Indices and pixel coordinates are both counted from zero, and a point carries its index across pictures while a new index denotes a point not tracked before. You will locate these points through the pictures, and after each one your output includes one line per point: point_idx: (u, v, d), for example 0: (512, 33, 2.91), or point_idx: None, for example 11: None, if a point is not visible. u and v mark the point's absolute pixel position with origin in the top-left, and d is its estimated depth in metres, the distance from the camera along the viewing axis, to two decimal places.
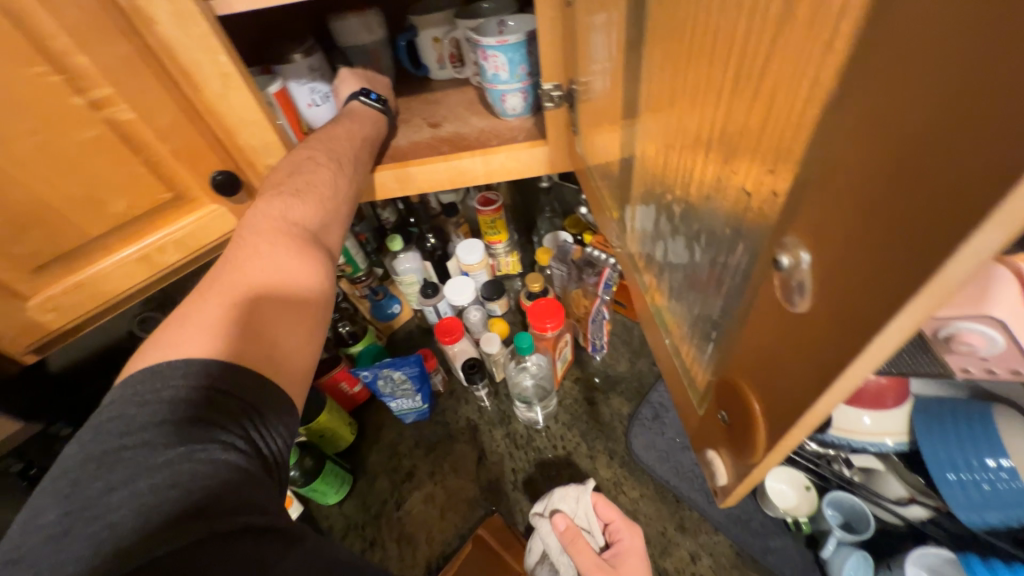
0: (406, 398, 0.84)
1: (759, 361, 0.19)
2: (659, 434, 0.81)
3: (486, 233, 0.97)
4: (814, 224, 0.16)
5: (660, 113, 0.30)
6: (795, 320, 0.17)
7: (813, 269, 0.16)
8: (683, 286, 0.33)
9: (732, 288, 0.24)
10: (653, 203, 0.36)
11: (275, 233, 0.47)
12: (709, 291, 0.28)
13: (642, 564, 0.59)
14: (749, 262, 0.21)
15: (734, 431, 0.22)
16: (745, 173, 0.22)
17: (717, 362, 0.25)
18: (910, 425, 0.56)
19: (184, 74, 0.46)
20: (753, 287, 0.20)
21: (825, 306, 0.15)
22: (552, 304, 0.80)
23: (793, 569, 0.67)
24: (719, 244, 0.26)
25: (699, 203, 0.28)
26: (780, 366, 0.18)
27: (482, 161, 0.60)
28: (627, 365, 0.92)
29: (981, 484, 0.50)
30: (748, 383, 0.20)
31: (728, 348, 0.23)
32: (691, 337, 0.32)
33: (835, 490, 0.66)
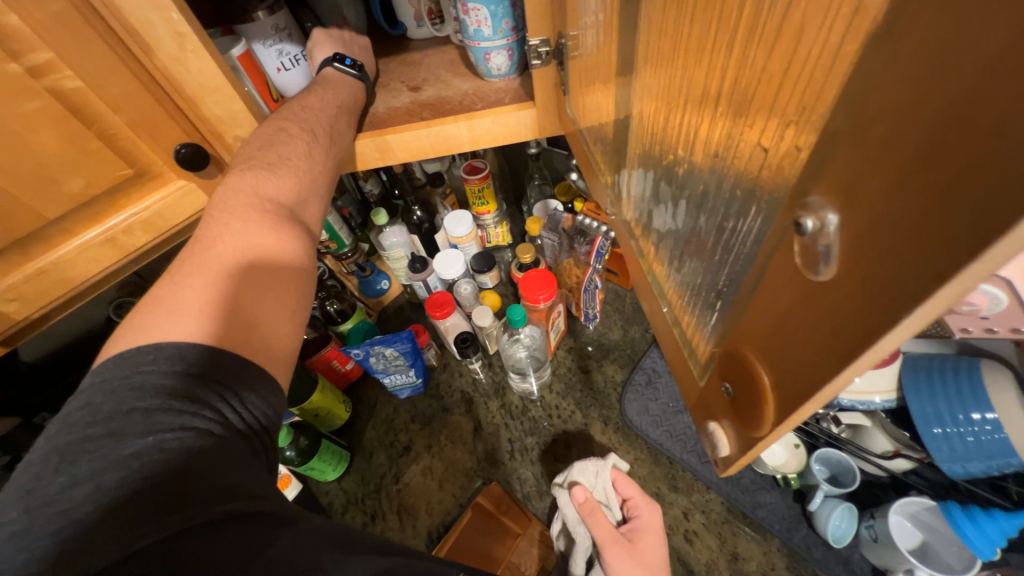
0: (400, 373, 0.84)
1: (772, 330, 0.18)
2: (653, 400, 0.82)
3: (474, 204, 0.94)
4: (845, 181, 0.14)
5: (661, 66, 0.28)
6: (818, 289, 0.15)
7: (841, 232, 0.14)
8: (683, 253, 0.32)
9: (741, 255, 0.22)
10: (651, 168, 0.34)
11: (247, 210, 0.45)
12: (714, 258, 0.26)
13: (657, 541, 0.62)
14: (763, 226, 0.20)
15: (740, 405, 0.21)
16: (761, 129, 0.20)
17: (721, 332, 0.24)
18: (898, 382, 0.57)
19: (134, 35, 0.42)
20: (768, 253, 0.18)
21: (855, 272, 0.14)
22: (544, 275, 0.78)
23: (781, 521, 0.69)
24: (726, 208, 0.24)
25: (704, 165, 0.26)
26: (797, 335, 0.17)
27: (467, 126, 0.56)
28: (621, 333, 0.92)
29: (965, 437, 0.50)
30: (756, 354, 0.19)
31: (736, 318, 0.21)
32: (693, 306, 0.30)
33: (823, 447, 0.68)
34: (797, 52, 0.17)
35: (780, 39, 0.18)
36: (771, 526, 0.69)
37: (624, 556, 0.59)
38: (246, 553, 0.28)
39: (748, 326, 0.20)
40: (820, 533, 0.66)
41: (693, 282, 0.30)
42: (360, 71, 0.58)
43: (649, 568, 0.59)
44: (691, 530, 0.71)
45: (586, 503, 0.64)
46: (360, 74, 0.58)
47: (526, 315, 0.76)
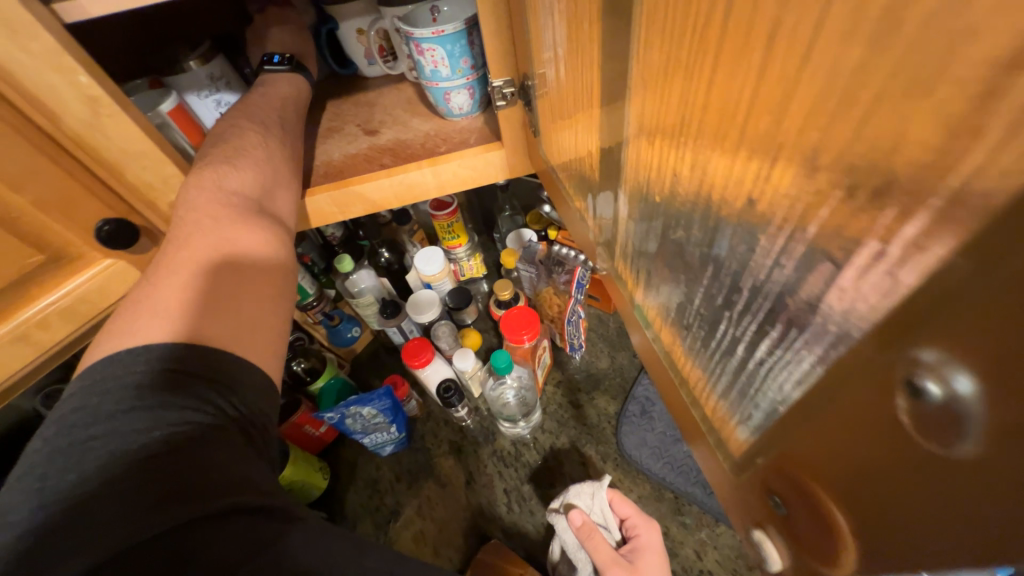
0: (380, 432, 0.78)
1: (851, 473, 0.15)
2: (649, 431, 0.79)
3: (444, 238, 0.91)
4: (988, 348, 0.11)
5: (658, 121, 0.22)
6: (937, 463, 0.12)
7: (983, 410, 0.11)
8: (703, 327, 0.24)
9: (800, 370, 0.17)
10: (647, 213, 0.27)
11: (213, 203, 0.42)
12: (749, 361, 0.21)
13: (660, 561, 0.61)
14: (835, 355, 0.15)
15: (800, 524, 0.18)
16: (802, 222, 0.16)
17: (761, 439, 0.20)
18: None
19: (36, 104, 0.36)
20: (848, 383, 0.15)
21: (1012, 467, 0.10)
22: (525, 313, 0.75)
23: None
24: (773, 311, 0.19)
25: (731, 240, 0.20)
26: (897, 496, 0.14)
27: (432, 172, 0.52)
28: (608, 361, 0.88)
29: None
30: (830, 490, 0.16)
31: (784, 436, 0.18)
32: (727, 395, 0.23)
33: None
34: (845, 144, 0.13)
35: (813, 122, 0.14)
36: None
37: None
38: (257, 546, 0.27)
39: (818, 446, 0.16)
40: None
41: (711, 368, 0.25)
42: (293, 65, 0.57)
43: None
44: (705, 570, 0.67)
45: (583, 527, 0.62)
46: (295, 68, 0.57)
47: (511, 359, 0.72)
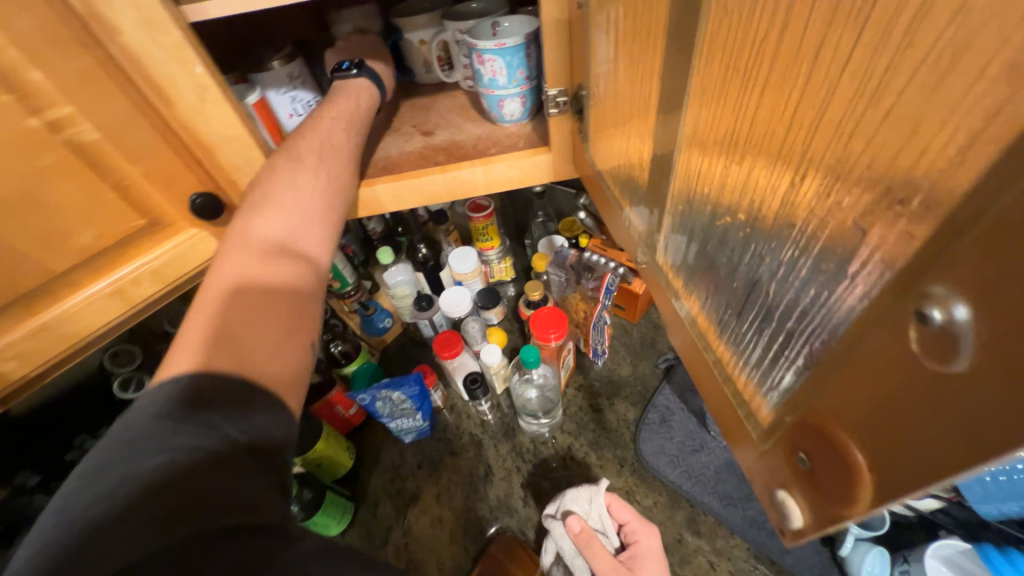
0: (406, 418, 0.81)
1: (869, 409, 0.18)
2: (668, 439, 0.80)
3: (478, 240, 0.95)
4: (973, 272, 0.13)
5: (713, 128, 0.27)
6: (937, 381, 0.15)
7: (972, 329, 0.13)
8: (741, 303, 0.29)
9: (826, 328, 0.21)
10: (693, 211, 0.32)
11: (237, 247, 0.43)
12: (785, 324, 0.25)
13: (658, 563, 0.62)
14: (861, 304, 0.19)
15: (818, 471, 0.21)
16: (855, 206, 0.19)
17: (790, 396, 0.23)
18: None
19: (156, 89, 0.42)
20: (869, 319, 0.18)
21: (995, 373, 0.13)
22: (554, 313, 0.78)
23: (810, 570, 0.67)
24: (811, 280, 0.22)
25: (777, 227, 0.24)
26: (899, 419, 0.16)
27: (483, 171, 0.57)
28: (630, 369, 0.89)
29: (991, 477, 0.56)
30: (847, 429, 0.19)
31: (812, 388, 0.21)
32: (754, 363, 0.27)
33: None
34: None
35: None
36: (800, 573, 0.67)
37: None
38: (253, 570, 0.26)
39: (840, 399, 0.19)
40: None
41: (747, 344, 0.28)
42: (360, 71, 0.59)
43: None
44: None
45: (581, 533, 0.62)
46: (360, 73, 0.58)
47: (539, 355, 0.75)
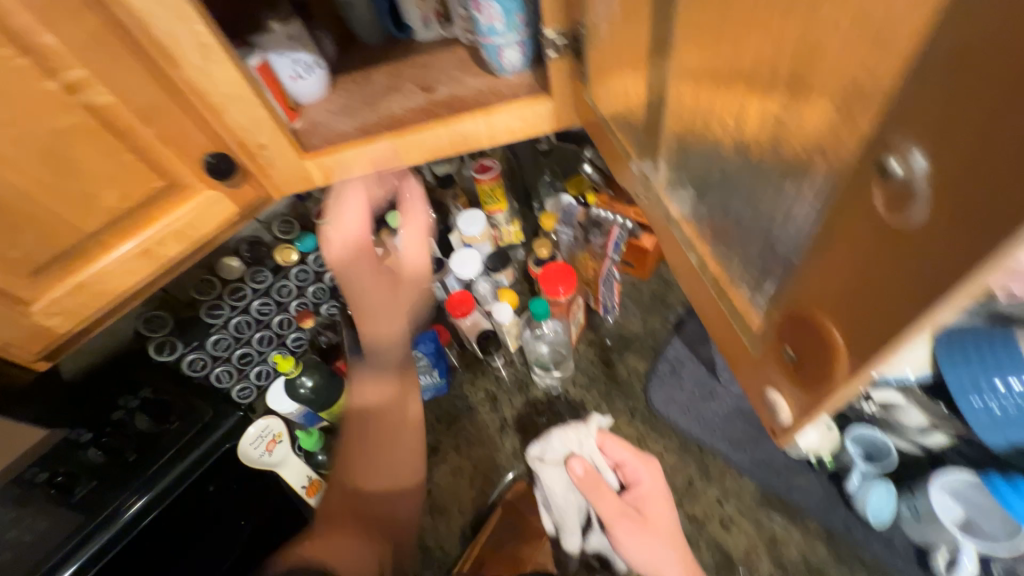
0: (423, 375, 0.85)
1: (852, 280, 0.23)
2: (678, 388, 0.81)
3: (485, 203, 0.94)
4: (914, 138, 0.18)
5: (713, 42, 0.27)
6: (899, 239, 0.20)
7: (925, 176, 0.18)
8: (732, 222, 0.34)
9: (800, 224, 0.27)
10: (690, 142, 0.36)
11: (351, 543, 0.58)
12: (769, 229, 0.30)
13: (662, 498, 0.64)
14: (827, 197, 0.24)
15: (802, 362, 0.28)
16: (827, 120, 0.23)
17: (783, 291, 0.29)
18: (934, 357, 0.57)
19: (159, 48, 0.42)
20: (839, 206, 0.23)
21: (940, 218, 0.18)
22: (564, 268, 0.79)
23: (817, 504, 0.69)
24: (785, 183, 0.28)
25: (757, 148, 0.29)
26: (875, 278, 0.22)
27: (485, 122, 0.57)
28: (641, 324, 0.89)
29: (994, 407, 0.54)
30: (837, 313, 0.25)
31: (801, 284, 0.27)
32: (745, 276, 0.34)
33: (857, 426, 0.67)
34: None
35: None
36: (806, 507, 0.69)
37: (635, 531, 0.61)
38: None
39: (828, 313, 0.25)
40: (858, 512, 0.66)
41: (739, 261, 0.34)
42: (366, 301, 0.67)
43: (660, 537, 0.61)
44: (726, 515, 0.70)
45: (586, 478, 0.63)
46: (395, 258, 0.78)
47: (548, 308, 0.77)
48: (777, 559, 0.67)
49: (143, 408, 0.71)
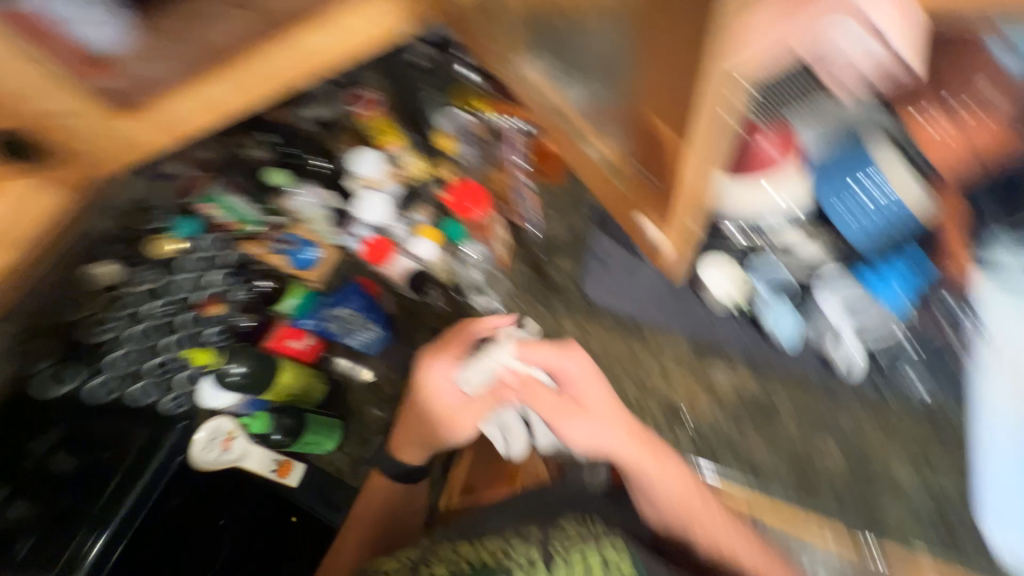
0: (363, 330, 0.85)
1: (671, 132, 0.44)
2: (611, 277, 0.81)
3: (376, 139, 0.86)
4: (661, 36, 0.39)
5: None
6: (670, 102, 0.42)
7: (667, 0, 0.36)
8: (603, 117, 0.53)
9: (630, 104, 0.48)
10: (550, 56, 0.53)
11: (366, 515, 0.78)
12: (622, 115, 0.51)
13: (594, 378, 0.68)
14: (639, 86, 0.46)
15: (657, 206, 0.52)
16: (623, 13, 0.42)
17: (637, 155, 0.52)
18: (808, 180, 0.64)
19: None
20: (645, 94, 0.45)
21: (682, 79, 0.39)
22: (468, 186, 0.79)
23: (741, 342, 0.71)
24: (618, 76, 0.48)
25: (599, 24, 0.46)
26: (674, 130, 0.44)
27: (329, 33, 0.47)
28: (564, 227, 0.85)
29: (848, 194, 0.62)
30: (663, 156, 0.48)
31: (651, 149, 0.49)
32: (620, 156, 0.54)
33: (759, 260, 0.68)
34: None
35: None
36: (730, 346, 0.71)
37: (576, 419, 0.67)
38: None
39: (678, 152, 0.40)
40: (774, 342, 0.69)
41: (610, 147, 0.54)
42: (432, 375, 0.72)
43: (596, 414, 0.67)
44: (667, 375, 0.73)
45: (489, 395, 0.71)
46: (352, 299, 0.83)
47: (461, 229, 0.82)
48: (712, 395, 0.71)
49: (64, 445, 0.73)
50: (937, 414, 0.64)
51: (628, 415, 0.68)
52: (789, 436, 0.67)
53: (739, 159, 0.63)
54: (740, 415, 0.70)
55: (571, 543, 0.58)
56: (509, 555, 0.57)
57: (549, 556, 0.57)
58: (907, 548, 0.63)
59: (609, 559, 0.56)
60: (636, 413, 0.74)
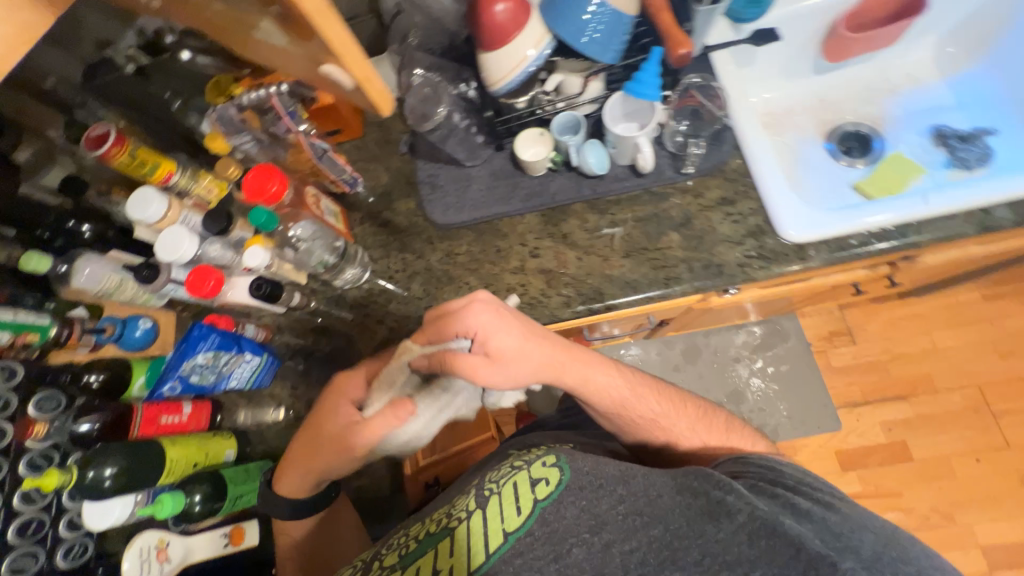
0: (238, 366, 0.76)
1: None
2: (446, 196, 0.83)
3: (145, 175, 0.75)
4: None
5: None
6: None
7: None
8: None
9: None
10: None
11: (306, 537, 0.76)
12: None
13: (500, 319, 0.65)
14: None
15: (334, 71, 0.37)
16: None
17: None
18: (550, 27, 0.66)
19: None
20: None
21: None
22: (260, 168, 0.69)
23: (573, 193, 0.78)
24: None
25: None
26: None
27: None
28: (385, 172, 0.89)
29: (594, 25, 0.65)
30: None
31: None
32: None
33: (557, 115, 0.76)
34: None
35: None
36: (567, 198, 0.79)
37: (489, 372, 0.63)
38: None
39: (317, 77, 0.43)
40: (589, 175, 0.78)
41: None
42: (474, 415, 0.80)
43: (511, 358, 0.64)
44: (534, 249, 0.79)
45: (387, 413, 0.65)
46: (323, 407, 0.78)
47: (268, 212, 0.70)
48: (573, 245, 0.77)
49: None
50: (723, 166, 0.76)
51: (539, 339, 0.66)
52: (641, 246, 0.75)
53: (479, 33, 0.66)
54: (595, 248, 0.77)
55: (504, 477, 0.65)
56: (451, 516, 0.64)
57: (483, 499, 0.63)
58: (756, 277, 0.71)
59: (537, 475, 0.63)
60: (516, 296, 0.77)
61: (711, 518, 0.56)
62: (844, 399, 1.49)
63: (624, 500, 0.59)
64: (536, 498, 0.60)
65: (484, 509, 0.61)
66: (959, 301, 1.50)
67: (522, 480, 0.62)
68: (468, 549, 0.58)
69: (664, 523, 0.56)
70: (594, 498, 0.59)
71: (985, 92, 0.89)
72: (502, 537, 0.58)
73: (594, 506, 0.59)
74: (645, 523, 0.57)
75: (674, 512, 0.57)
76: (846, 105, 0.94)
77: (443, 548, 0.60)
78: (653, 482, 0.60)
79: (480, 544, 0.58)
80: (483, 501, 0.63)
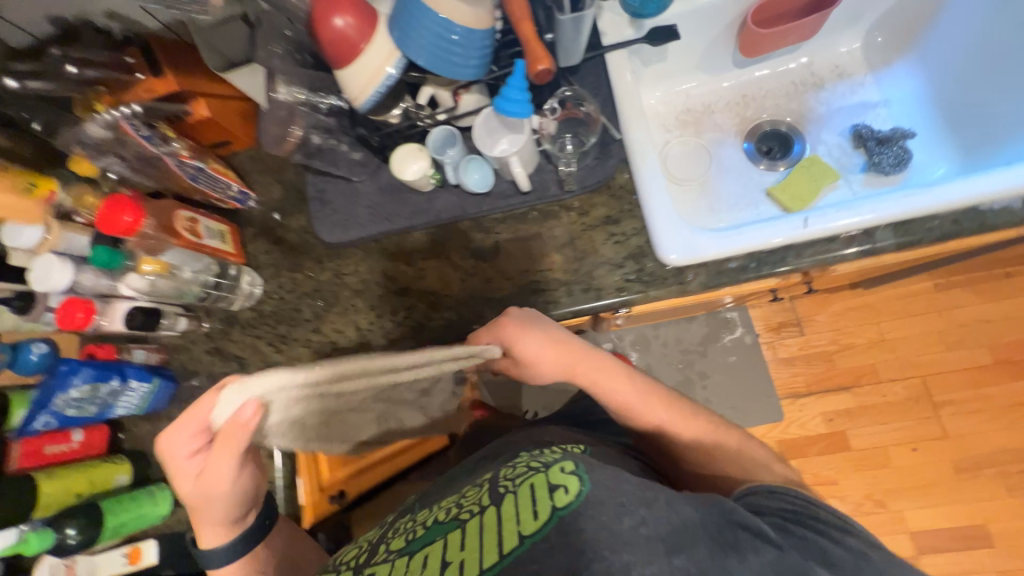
0: (124, 395, 0.75)
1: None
2: (335, 212, 0.79)
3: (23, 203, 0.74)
4: None
5: None
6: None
7: None
8: None
9: None
10: None
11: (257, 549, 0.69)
12: None
13: (529, 332, 0.66)
14: None
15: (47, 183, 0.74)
16: None
17: None
18: (400, 43, 0.60)
19: None
20: None
21: None
22: (116, 200, 0.70)
23: (458, 211, 0.75)
24: None
25: None
26: None
27: None
28: (276, 185, 0.85)
29: (452, 37, 0.60)
30: None
31: None
32: None
33: (437, 127, 0.72)
34: None
35: None
36: (455, 215, 0.75)
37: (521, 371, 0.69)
38: None
39: None
40: (473, 193, 0.74)
41: None
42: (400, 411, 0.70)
43: (536, 360, 0.67)
44: (421, 269, 0.76)
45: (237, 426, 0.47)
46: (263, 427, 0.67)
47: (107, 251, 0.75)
48: (457, 267, 0.75)
49: None
50: (610, 182, 0.72)
51: (569, 349, 0.68)
52: (524, 267, 0.73)
53: (329, 51, 0.61)
54: (482, 268, 0.74)
55: (520, 476, 0.53)
56: (463, 506, 0.54)
57: (497, 495, 0.52)
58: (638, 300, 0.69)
59: (556, 480, 0.51)
60: (400, 319, 0.77)
61: (734, 548, 0.48)
62: (788, 389, 1.49)
63: (647, 519, 0.49)
64: (553, 505, 0.49)
65: (497, 507, 0.51)
66: (913, 290, 1.46)
67: (539, 483, 0.51)
68: (476, 551, 0.49)
69: (690, 549, 0.47)
70: (617, 515, 0.48)
71: (906, 89, 0.85)
72: (517, 541, 0.48)
73: (615, 522, 0.48)
74: (669, 548, 0.47)
75: (700, 532, 0.49)
76: (768, 101, 0.88)
77: (455, 541, 0.50)
78: (678, 508, 0.50)
79: (495, 541, 0.49)
80: (497, 499, 0.52)
